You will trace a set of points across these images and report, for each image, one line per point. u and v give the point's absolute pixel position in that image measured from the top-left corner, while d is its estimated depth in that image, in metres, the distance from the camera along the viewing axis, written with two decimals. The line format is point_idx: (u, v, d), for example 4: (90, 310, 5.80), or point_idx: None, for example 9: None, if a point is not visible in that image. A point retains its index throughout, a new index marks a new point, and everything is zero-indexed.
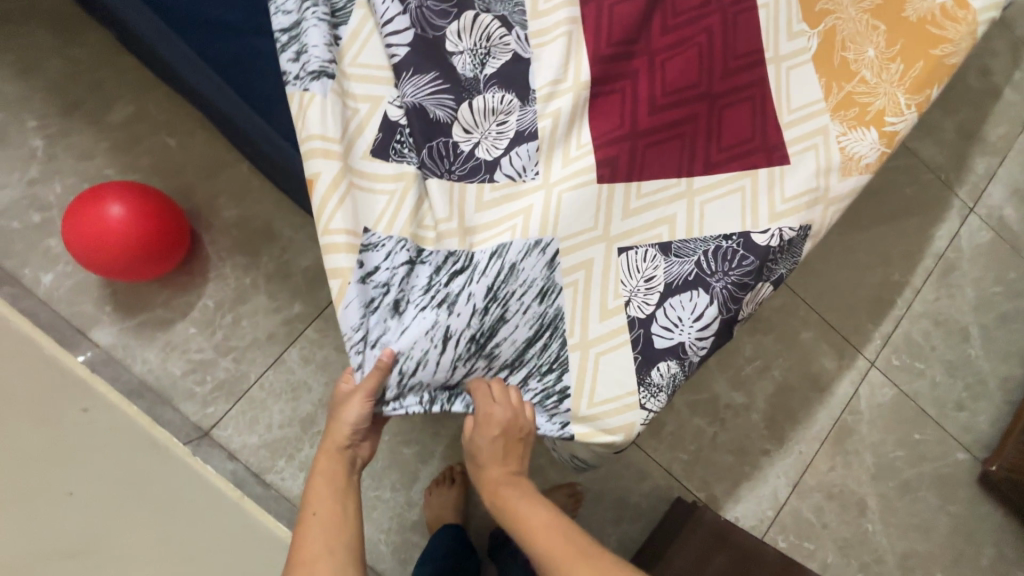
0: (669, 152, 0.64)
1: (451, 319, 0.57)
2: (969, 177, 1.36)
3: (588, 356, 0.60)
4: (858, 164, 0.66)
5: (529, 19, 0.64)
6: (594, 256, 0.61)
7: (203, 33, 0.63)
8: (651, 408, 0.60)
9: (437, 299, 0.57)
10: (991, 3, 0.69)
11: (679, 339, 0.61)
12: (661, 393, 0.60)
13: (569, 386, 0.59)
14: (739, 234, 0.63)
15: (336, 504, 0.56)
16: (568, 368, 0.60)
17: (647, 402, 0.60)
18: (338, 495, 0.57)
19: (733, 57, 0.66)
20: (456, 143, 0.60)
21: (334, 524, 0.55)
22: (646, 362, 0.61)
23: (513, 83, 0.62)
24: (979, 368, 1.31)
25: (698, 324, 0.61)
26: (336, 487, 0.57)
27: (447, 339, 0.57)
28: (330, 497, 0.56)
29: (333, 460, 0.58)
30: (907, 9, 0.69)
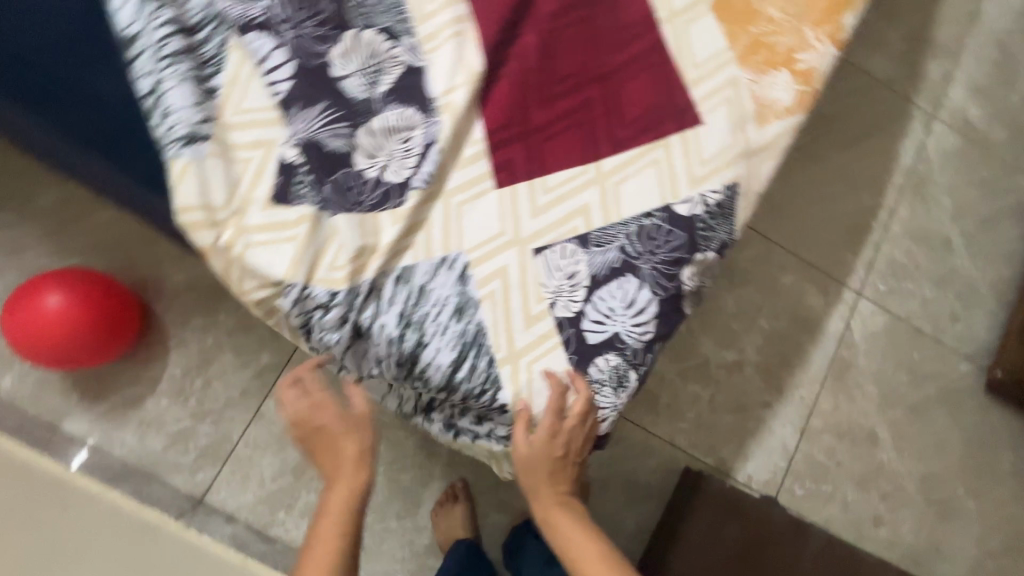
0: (577, 137, 0.62)
1: (376, 346, 0.56)
2: (923, 84, 1.33)
3: (520, 369, 0.58)
4: (776, 109, 0.65)
5: (415, 25, 0.61)
6: (508, 263, 0.59)
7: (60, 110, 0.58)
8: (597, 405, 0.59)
9: (356, 329, 0.56)
10: None
11: (613, 329, 0.59)
12: (605, 387, 0.59)
13: (506, 403, 0.57)
14: (660, 209, 0.62)
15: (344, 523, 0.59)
16: (501, 386, 0.57)
17: (591, 400, 0.59)
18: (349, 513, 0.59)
19: (622, 26, 0.64)
20: (361, 172, 0.57)
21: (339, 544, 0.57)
22: (583, 360, 0.59)
23: (410, 96, 0.60)
24: (968, 275, 1.28)
25: (631, 311, 0.60)
26: (344, 508, 0.59)
27: (378, 361, 0.57)
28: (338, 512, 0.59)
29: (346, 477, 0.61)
30: None
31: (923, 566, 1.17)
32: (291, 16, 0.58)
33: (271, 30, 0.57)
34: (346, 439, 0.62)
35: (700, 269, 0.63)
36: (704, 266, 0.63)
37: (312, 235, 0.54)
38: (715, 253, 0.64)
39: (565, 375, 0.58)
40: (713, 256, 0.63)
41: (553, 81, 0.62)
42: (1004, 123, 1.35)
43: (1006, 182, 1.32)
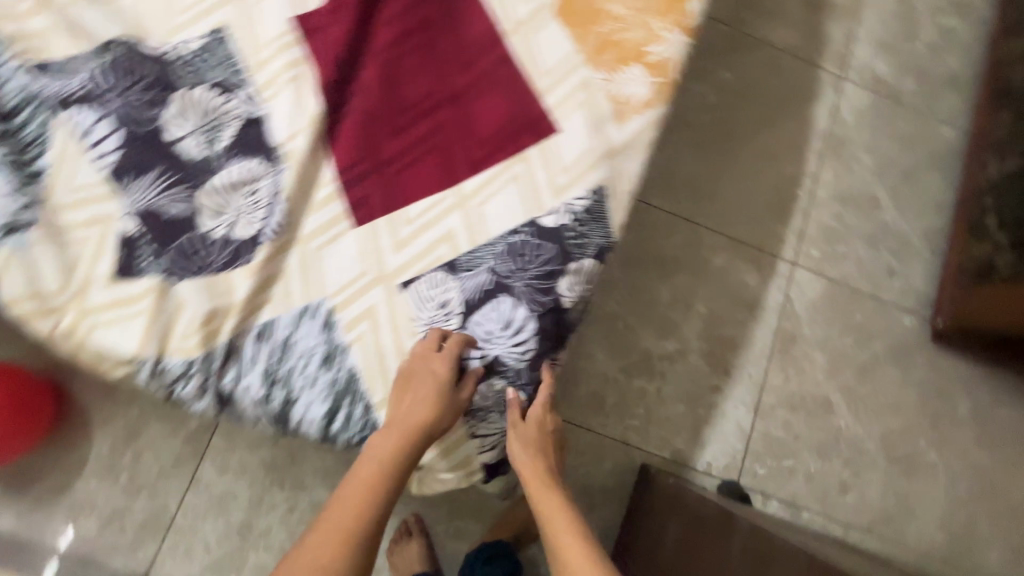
0: (434, 163, 0.61)
1: (243, 406, 0.55)
2: (828, 47, 1.33)
3: None
4: (634, 105, 0.64)
5: (250, 75, 0.60)
6: (374, 302, 0.58)
7: None
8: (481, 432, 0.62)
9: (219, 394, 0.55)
10: None
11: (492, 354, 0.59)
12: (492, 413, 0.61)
13: None
14: (526, 224, 0.61)
15: (380, 487, 0.52)
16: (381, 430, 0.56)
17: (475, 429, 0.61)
18: (389, 473, 0.52)
19: (466, 47, 0.64)
20: (207, 233, 0.55)
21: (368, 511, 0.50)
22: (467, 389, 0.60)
23: (251, 148, 0.58)
24: (899, 229, 1.29)
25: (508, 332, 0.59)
26: (383, 473, 0.52)
27: (248, 418, 0.56)
28: (379, 472, 0.52)
29: (405, 432, 0.54)
30: None
31: (895, 526, 1.17)
32: (115, 84, 0.56)
33: (94, 102, 0.56)
34: (428, 404, 0.54)
35: (581, 277, 0.61)
36: (585, 274, 0.62)
37: (157, 307, 0.53)
38: (595, 259, 0.62)
39: None
40: (592, 262, 0.62)
41: (402, 111, 0.61)
42: (913, 73, 1.36)
43: (922, 132, 1.33)
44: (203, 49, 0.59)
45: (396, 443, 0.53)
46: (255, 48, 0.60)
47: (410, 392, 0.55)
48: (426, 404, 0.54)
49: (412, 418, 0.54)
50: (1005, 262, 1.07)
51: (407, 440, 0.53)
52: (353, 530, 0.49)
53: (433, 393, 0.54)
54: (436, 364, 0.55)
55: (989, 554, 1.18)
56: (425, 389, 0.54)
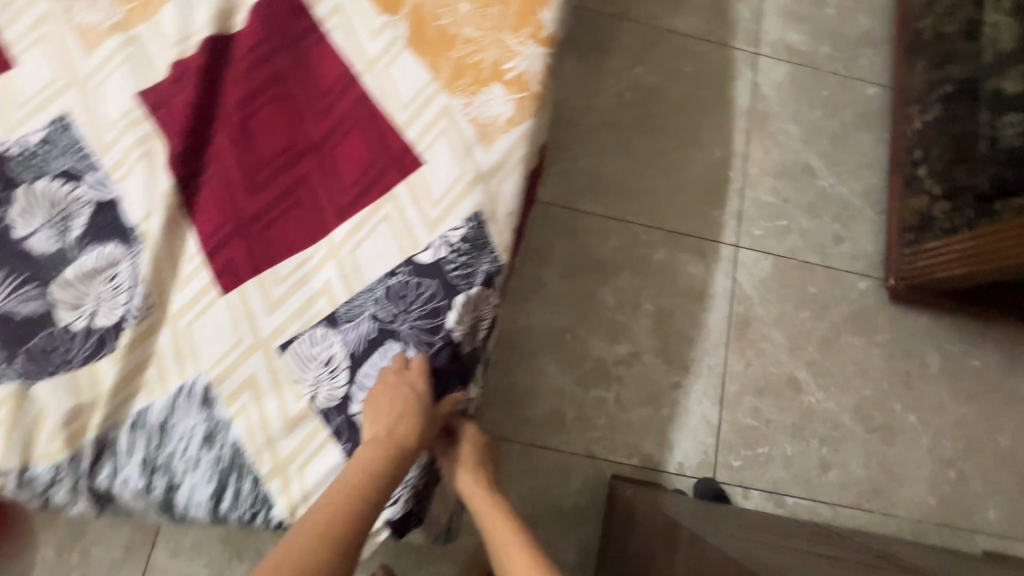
0: (301, 217, 0.60)
1: (125, 498, 0.53)
2: (738, 26, 1.33)
3: (292, 477, 0.54)
4: (498, 125, 0.62)
5: (98, 157, 0.59)
6: (254, 369, 0.56)
7: None
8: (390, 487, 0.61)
9: (95, 490, 0.52)
10: None
11: None
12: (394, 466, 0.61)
13: (281, 518, 0.53)
14: (403, 264, 0.59)
15: (361, 492, 0.48)
16: (273, 502, 0.53)
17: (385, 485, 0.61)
18: (371, 480, 0.49)
19: (321, 96, 0.63)
20: (67, 327, 0.54)
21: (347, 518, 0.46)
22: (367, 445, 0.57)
23: (104, 233, 0.57)
24: (838, 194, 1.27)
25: None
26: (366, 480, 0.50)
27: (133, 509, 0.53)
28: (361, 480, 0.49)
29: (388, 440, 0.52)
30: None
31: (884, 497, 1.13)
32: None
33: None
34: (408, 415, 0.53)
35: (470, 307, 0.58)
36: (475, 303, 0.59)
37: (16, 413, 0.51)
38: (483, 287, 0.59)
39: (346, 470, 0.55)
40: (480, 291, 0.59)
41: (261, 169, 0.60)
42: (827, 38, 1.35)
43: (846, 94, 1.33)
44: (45, 141, 0.59)
45: (376, 452, 0.51)
46: (101, 129, 0.59)
47: (387, 406, 0.54)
48: (406, 415, 0.53)
49: (394, 426, 0.53)
50: (941, 211, 1.08)
51: (391, 448, 0.52)
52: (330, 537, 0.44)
53: (411, 402, 0.54)
54: (414, 379, 0.55)
55: (984, 510, 1.14)
56: (404, 399, 0.54)
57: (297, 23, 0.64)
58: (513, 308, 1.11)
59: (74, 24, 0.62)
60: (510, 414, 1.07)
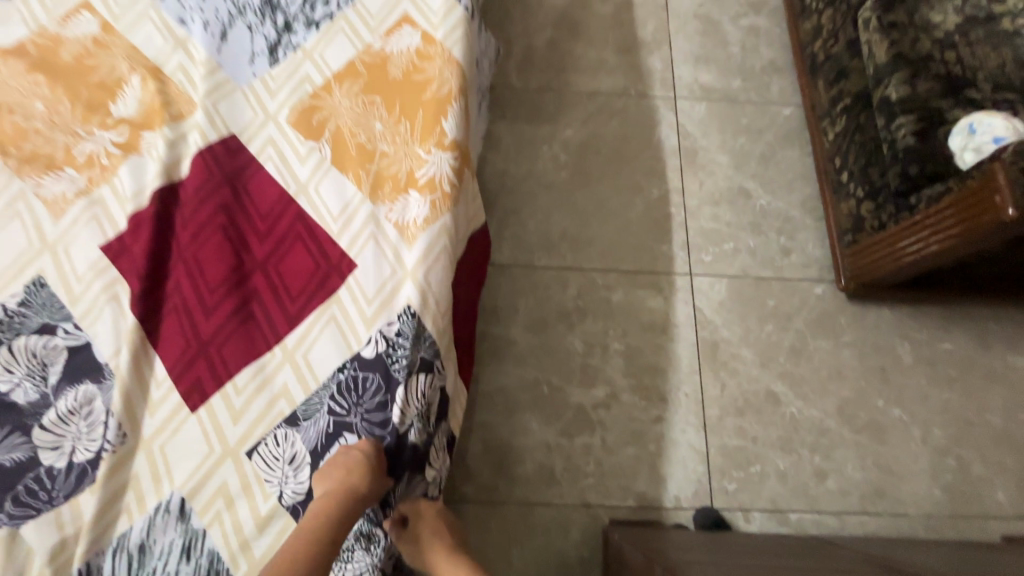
0: (254, 331, 0.66)
1: None
2: (653, 77, 1.46)
3: None
4: (417, 225, 0.71)
5: (70, 308, 0.66)
6: (224, 477, 0.60)
7: None
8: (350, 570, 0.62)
9: None
10: (454, 30, 0.81)
11: None
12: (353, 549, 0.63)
13: None
14: (350, 360, 0.65)
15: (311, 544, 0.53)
16: None
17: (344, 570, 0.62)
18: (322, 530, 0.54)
19: (262, 219, 0.72)
20: (50, 467, 0.59)
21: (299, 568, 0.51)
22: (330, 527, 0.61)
23: (79, 375, 0.63)
24: (777, 209, 1.34)
25: None
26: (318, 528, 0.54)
27: None
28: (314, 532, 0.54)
29: (339, 491, 0.56)
30: (392, 72, 0.79)
31: (888, 497, 1.12)
32: None
33: None
34: (356, 470, 0.58)
35: (412, 394, 0.64)
36: (417, 391, 0.64)
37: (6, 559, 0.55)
38: (421, 372, 0.65)
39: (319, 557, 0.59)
40: (420, 378, 0.65)
41: (214, 292, 0.67)
42: (736, 72, 1.48)
43: (764, 118, 1.43)
44: (23, 302, 0.66)
45: (327, 504, 0.56)
46: (71, 283, 0.67)
47: (336, 468, 0.59)
48: (354, 470, 0.58)
49: (343, 479, 0.57)
50: (868, 210, 1.16)
51: (341, 500, 0.56)
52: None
53: (359, 460, 0.59)
54: (360, 444, 0.61)
55: (992, 493, 1.13)
56: (350, 458, 0.59)
57: (235, 162, 0.74)
58: (487, 370, 1.16)
59: (42, 196, 0.71)
60: (500, 477, 1.09)
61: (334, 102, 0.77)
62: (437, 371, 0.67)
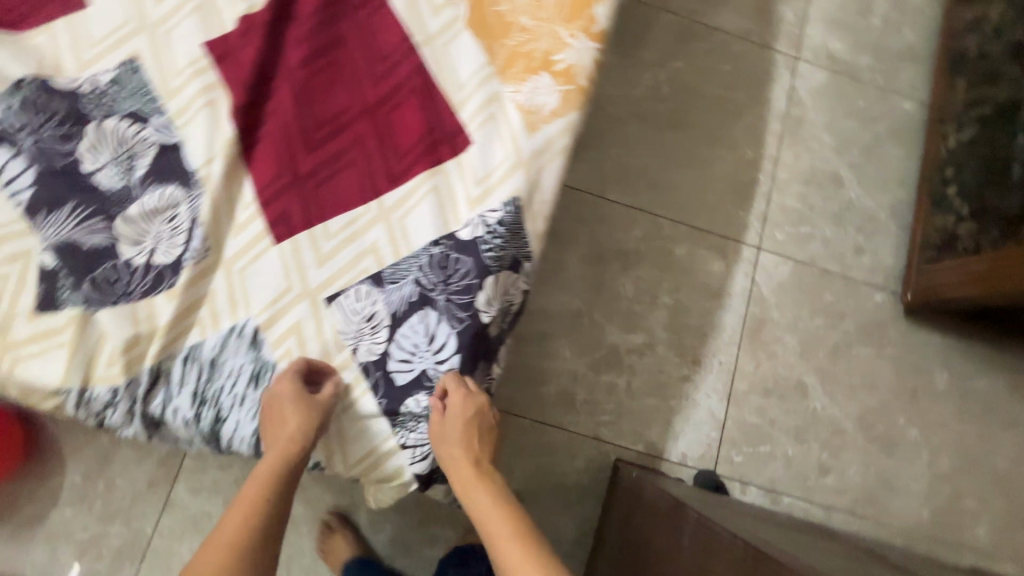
0: (351, 179, 0.62)
1: (176, 424, 0.56)
2: (781, 29, 1.33)
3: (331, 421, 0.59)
4: (543, 114, 0.64)
5: (164, 102, 0.61)
6: (300, 317, 0.58)
7: None
8: (411, 441, 0.59)
9: (149, 416, 0.56)
10: None
11: (418, 368, 0.59)
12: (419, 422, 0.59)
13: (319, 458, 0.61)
14: (444, 237, 0.62)
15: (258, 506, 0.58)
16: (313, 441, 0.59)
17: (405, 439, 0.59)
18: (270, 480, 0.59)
19: (378, 61, 0.65)
20: (128, 261, 0.57)
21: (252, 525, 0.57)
22: (397, 403, 0.59)
23: (167, 175, 0.59)
24: (864, 206, 1.28)
25: (433, 346, 0.59)
26: (265, 494, 0.59)
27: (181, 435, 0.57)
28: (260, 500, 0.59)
29: (288, 453, 0.55)
30: None
31: (878, 506, 1.16)
32: (27, 122, 0.57)
33: (8, 140, 0.57)
34: (301, 426, 0.55)
35: (500, 287, 0.62)
36: (505, 286, 0.62)
37: (79, 338, 0.54)
38: (510, 271, 0.63)
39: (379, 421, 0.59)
40: (508, 275, 0.63)
41: (317, 127, 0.62)
42: (870, 48, 1.35)
43: (883, 106, 1.32)
44: (115, 82, 0.60)
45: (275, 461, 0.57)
46: (168, 75, 0.61)
47: (275, 420, 0.56)
48: (283, 412, 0.55)
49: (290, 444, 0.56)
50: (967, 232, 1.12)
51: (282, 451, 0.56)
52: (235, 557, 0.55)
53: (297, 403, 0.54)
54: (283, 390, 0.55)
55: (975, 526, 1.17)
56: (292, 410, 0.54)
57: None
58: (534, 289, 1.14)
59: None
60: (522, 391, 1.10)
61: None
62: (524, 274, 0.65)
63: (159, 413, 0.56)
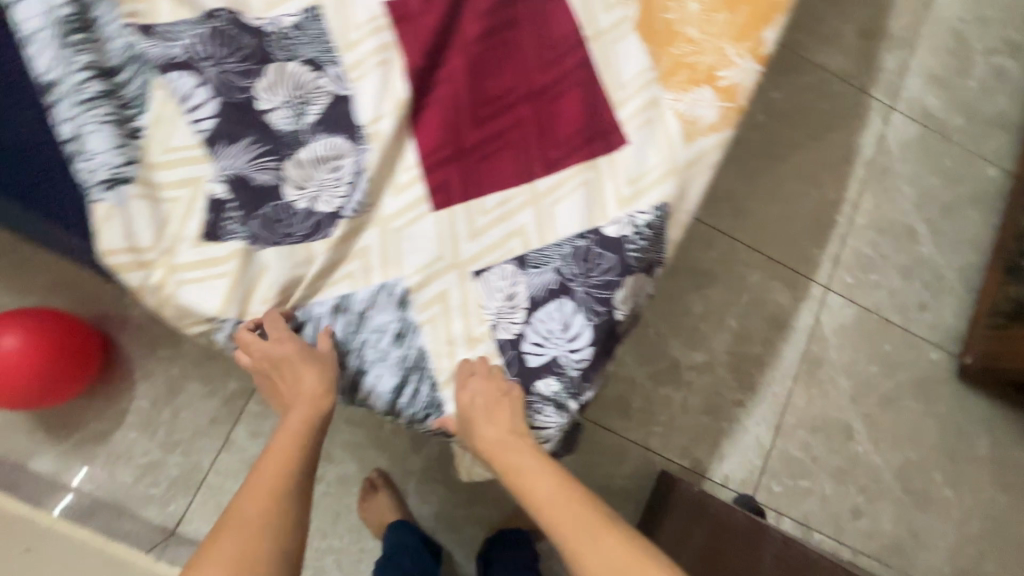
0: (508, 160, 0.64)
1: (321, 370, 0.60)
2: (881, 76, 1.33)
3: None
4: (700, 127, 0.65)
5: (341, 54, 0.61)
6: (447, 287, 0.61)
7: None
8: (538, 423, 0.60)
9: None
10: None
11: (551, 353, 0.60)
12: (547, 406, 0.61)
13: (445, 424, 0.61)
14: (590, 231, 0.63)
15: (290, 459, 0.55)
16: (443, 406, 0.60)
17: (532, 420, 0.60)
18: (301, 437, 0.56)
19: (547, 48, 0.66)
20: (291, 204, 0.58)
21: (284, 484, 0.53)
22: (525, 383, 0.61)
23: (337, 126, 0.60)
24: (935, 264, 1.29)
25: (567, 335, 0.61)
26: (291, 453, 0.55)
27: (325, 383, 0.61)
28: (292, 452, 0.55)
29: (314, 409, 0.57)
30: None
31: (904, 557, 1.18)
32: (213, 53, 0.58)
33: (193, 68, 0.57)
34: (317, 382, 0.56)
35: (635, 289, 0.63)
36: (637, 289, 0.64)
37: (242, 271, 0.56)
38: (645, 273, 0.64)
39: None
40: (642, 278, 0.64)
41: (484, 105, 0.64)
42: (964, 109, 1.35)
43: (968, 169, 1.33)
44: (297, 26, 0.61)
45: (303, 422, 0.57)
46: (348, 28, 0.62)
47: (288, 377, 0.57)
48: (296, 372, 0.56)
49: (317, 397, 0.57)
50: None
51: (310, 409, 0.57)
52: (270, 522, 0.51)
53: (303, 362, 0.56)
54: (286, 351, 0.56)
55: None
56: (300, 368, 0.56)
57: None
58: None
59: None
60: None
61: None
62: (654, 278, 0.66)
63: None
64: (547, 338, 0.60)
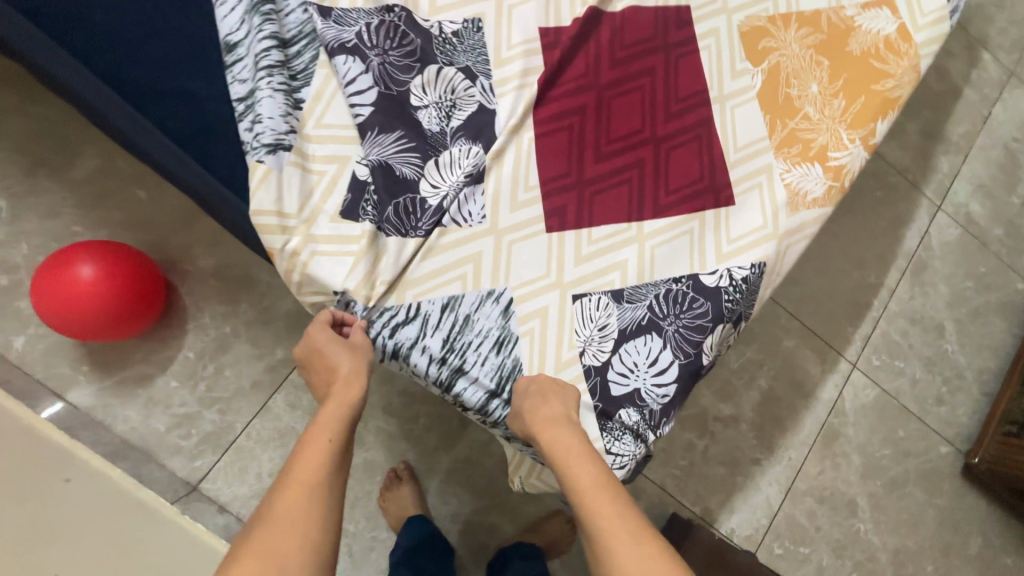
0: (624, 196, 0.67)
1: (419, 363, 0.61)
2: (935, 175, 1.40)
3: None
4: (805, 199, 0.70)
5: (493, 68, 0.66)
6: (549, 303, 0.64)
7: (150, 96, 0.63)
8: (617, 451, 0.63)
9: (398, 350, 0.61)
10: (935, 36, 0.76)
11: (635, 386, 0.63)
12: (625, 435, 0.63)
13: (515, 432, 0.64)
14: (688, 276, 0.66)
15: (326, 453, 0.52)
16: None
17: (611, 447, 0.62)
18: (335, 431, 0.54)
19: (675, 100, 0.70)
20: (423, 200, 0.62)
21: (319, 481, 0.50)
22: (608, 410, 0.63)
23: (478, 135, 0.64)
24: (956, 362, 1.34)
25: (652, 369, 0.63)
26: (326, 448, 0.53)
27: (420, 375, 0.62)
28: (327, 450, 0.53)
29: (347, 397, 0.57)
30: (851, 43, 0.75)
31: None
32: (380, 44, 0.63)
33: (361, 55, 0.62)
34: (353, 367, 0.58)
35: (720, 337, 0.66)
36: (722, 337, 0.67)
37: (368, 252, 0.60)
38: (731, 325, 0.67)
39: (590, 422, 0.63)
40: (728, 328, 0.67)
41: (609, 143, 0.68)
42: (1004, 222, 1.42)
43: (1000, 279, 1.40)
44: (457, 34, 0.66)
45: (337, 416, 0.56)
46: (501, 46, 0.66)
47: (326, 371, 0.59)
48: (330, 361, 0.58)
49: (349, 385, 0.57)
50: None
51: (344, 400, 0.57)
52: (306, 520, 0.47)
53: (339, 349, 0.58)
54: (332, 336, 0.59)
55: None
56: (335, 354, 0.58)
57: (679, 34, 0.72)
58: None
59: None
60: None
61: (787, 40, 0.73)
62: (737, 331, 0.69)
63: (405, 350, 0.61)
64: (633, 370, 0.63)
